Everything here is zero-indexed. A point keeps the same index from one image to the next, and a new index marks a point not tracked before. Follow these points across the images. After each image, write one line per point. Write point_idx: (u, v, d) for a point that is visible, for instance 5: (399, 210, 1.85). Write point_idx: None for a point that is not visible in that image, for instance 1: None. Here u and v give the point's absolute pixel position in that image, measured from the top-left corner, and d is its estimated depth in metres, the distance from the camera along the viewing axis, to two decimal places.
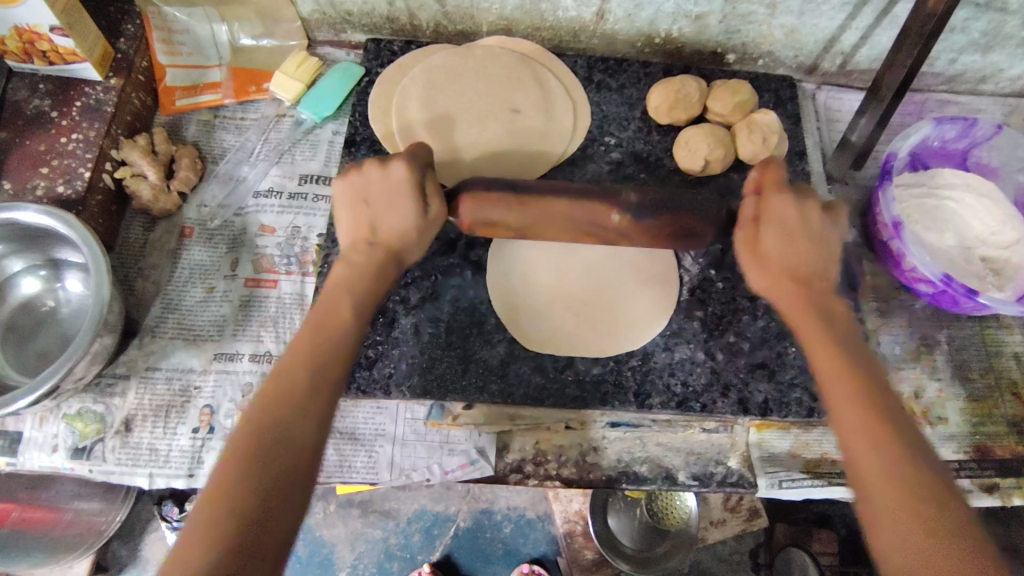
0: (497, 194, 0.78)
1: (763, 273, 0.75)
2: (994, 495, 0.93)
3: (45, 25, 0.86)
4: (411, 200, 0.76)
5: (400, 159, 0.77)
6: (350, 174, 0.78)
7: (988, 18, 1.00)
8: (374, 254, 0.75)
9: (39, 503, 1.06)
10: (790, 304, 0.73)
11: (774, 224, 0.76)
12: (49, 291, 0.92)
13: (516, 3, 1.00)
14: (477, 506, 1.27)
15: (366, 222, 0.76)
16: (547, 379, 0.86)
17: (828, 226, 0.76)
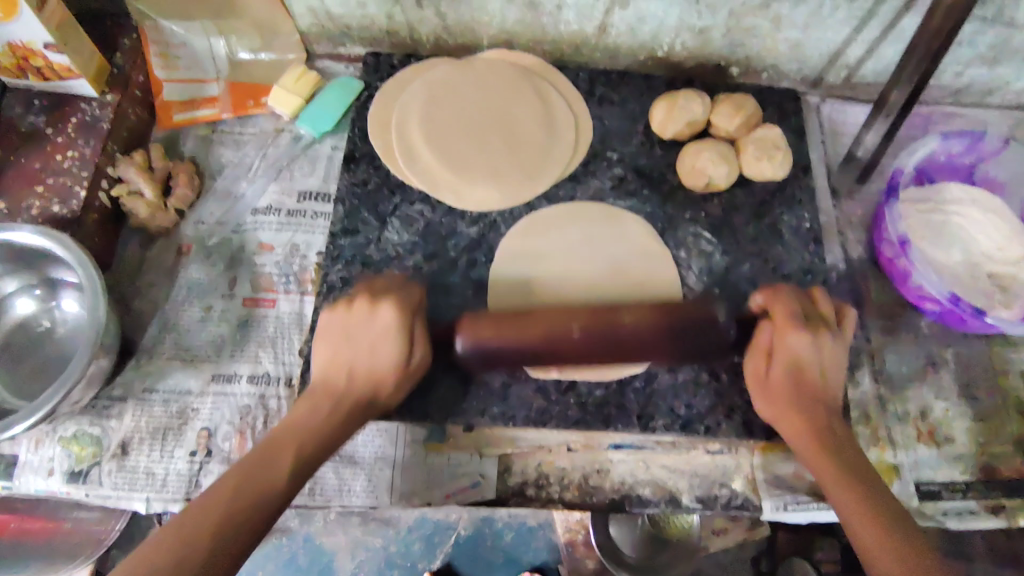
0: (509, 334, 0.76)
1: (778, 409, 0.78)
2: (1002, 516, 0.92)
3: (39, 42, 0.84)
4: (394, 346, 0.75)
5: (388, 303, 0.76)
6: (337, 309, 0.78)
7: (995, 32, 0.98)
8: (342, 403, 0.74)
9: (38, 514, 1.06)
10: (791, 423, 0.77)
11: (784, 358, 0.78)
12: (45, 310, 0.91)
13: (517, 16, 0.99)
14: (478, 514, 1.21)
15: (344, 362, 0.75)
16: (549, 402, 0.84)
17: (837, 354, 0.78)
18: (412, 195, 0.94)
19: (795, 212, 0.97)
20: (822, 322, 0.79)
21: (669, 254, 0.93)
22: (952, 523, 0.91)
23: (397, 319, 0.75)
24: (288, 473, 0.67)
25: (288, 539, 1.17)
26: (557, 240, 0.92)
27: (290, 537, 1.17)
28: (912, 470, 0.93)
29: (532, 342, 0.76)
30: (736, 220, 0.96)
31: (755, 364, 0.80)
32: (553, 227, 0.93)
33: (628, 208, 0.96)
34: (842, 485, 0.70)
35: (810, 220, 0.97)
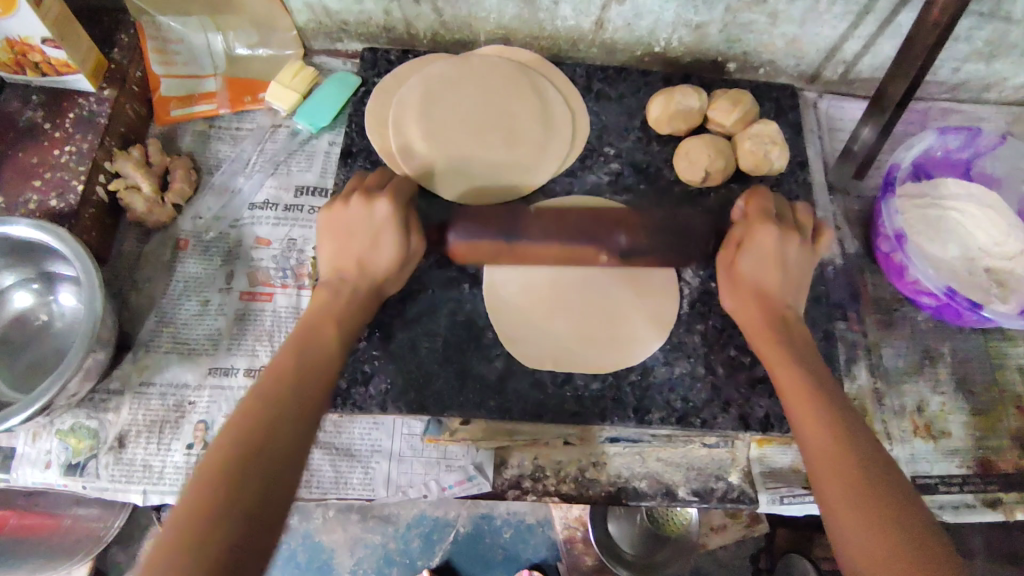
0: (490, 224, 0.82)
1: (742, 305, 0.80)
2: (998, 510, 0.92)
3: (36, 38, 0.85)
4: (393, 237, 0.78)
5: (382, 196, 0.78)
6: (335, 205, 0.80)
7: (992, 27, 0.99)
8: (358, 289, 0.77)
9: (37, 510, 1.04)
10: (755, 326, 0.78)
11: (758, 253, 0.79)
12: (42, 304, 0.91)
13: (514, 12, 0.99)
14: (477, 511, 1.22)
15: (349, 254, 0.78)
16: (545, 395, 0.85)
17: (803, 259, 0.81)
18: None
19: None
20: (791, 222, 0.81)
21: None
22: (948, 517, 0.91)
23: (393, 208, 0.78)
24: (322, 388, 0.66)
25: (287, 536, 1.18)
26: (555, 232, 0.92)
27: (290, 534, 1.18)
28: (908, 464, 0.93)
29: (522, 243, 0.82)
30: None
31: (724, 255, 0.82)
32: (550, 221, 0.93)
33: (624, 202, 0.96)
34: (799, 391, 0.69)
35: None
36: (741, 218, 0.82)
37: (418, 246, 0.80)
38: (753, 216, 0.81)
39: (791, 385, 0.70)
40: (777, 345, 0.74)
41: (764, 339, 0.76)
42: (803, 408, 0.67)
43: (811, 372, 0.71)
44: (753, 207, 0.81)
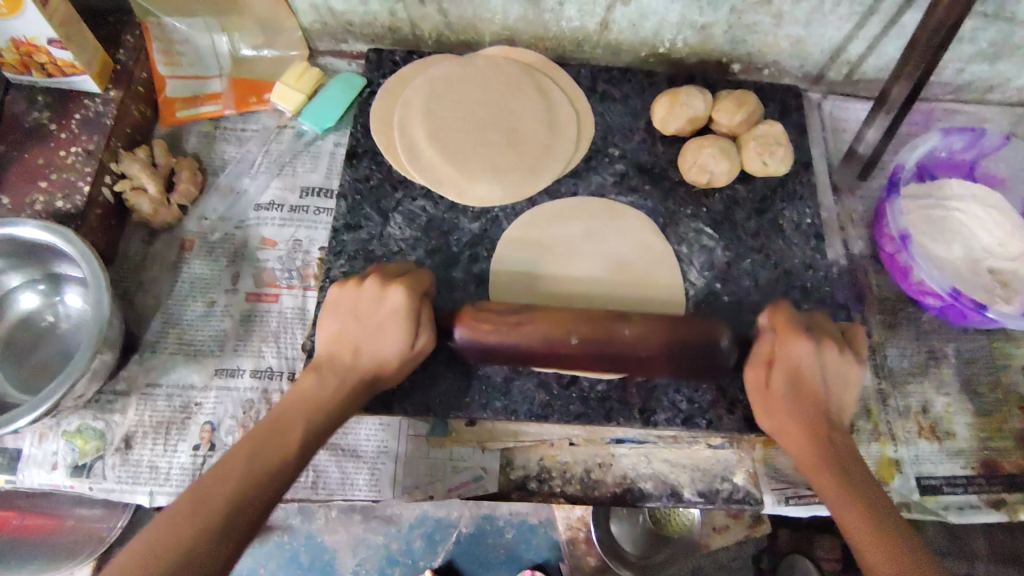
0: (489, 317, 0.77)
1: (781, 426, 0.75)
2: (1003, 511, 0.92)
3: (43, 38, 0.85)
4: (399, 332, 0.73)
5: (399, 284, 0.74)
6: (348, 284, 0.76)
7: (997, 28, 0.99)
8: (352, 378, 0.73)
9: (39, 511, 1.05)
10: (790, 437, 0.74)
11: (791, 371, 0.75)
12: (48, 305, 0.91)
13: (519, 12, 0.99)
14: (480, 512, 1.22)
15: (353, 337, 0.74)
16: (551, 396, 0.85)
17: (846, 367, 0.76)
18: (415, 191, 0.94)
19: (796, 207, 0.98)
20: (823, 326, 0.79)
21: (670, 249, 0.93)
22: (953, 518, 0.91)
23: (408, 301, 0.73)
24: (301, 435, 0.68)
25: (290, 537, 1.18)
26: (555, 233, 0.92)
27: (292, 535, 1.18)
28: (913, 465, 0.94)
29: (527, 325, 0.77)
30: (737, 216, 0.96)
31: (754, 373, 0.78)
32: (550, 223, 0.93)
33: (630, 203, 0.96)
34: (858, 514, 0.67)
35: (812, 215, 0.97)
36: (767, 332, 0.79)
37: (425, 345, 0.75)
38: (784, 337, 0.76)
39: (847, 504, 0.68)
40: (827, 461, 0.71)
41: (807, 450, 0.73)
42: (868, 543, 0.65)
43: (861, 489, 0.69)
44: (780, 320, 0.78)
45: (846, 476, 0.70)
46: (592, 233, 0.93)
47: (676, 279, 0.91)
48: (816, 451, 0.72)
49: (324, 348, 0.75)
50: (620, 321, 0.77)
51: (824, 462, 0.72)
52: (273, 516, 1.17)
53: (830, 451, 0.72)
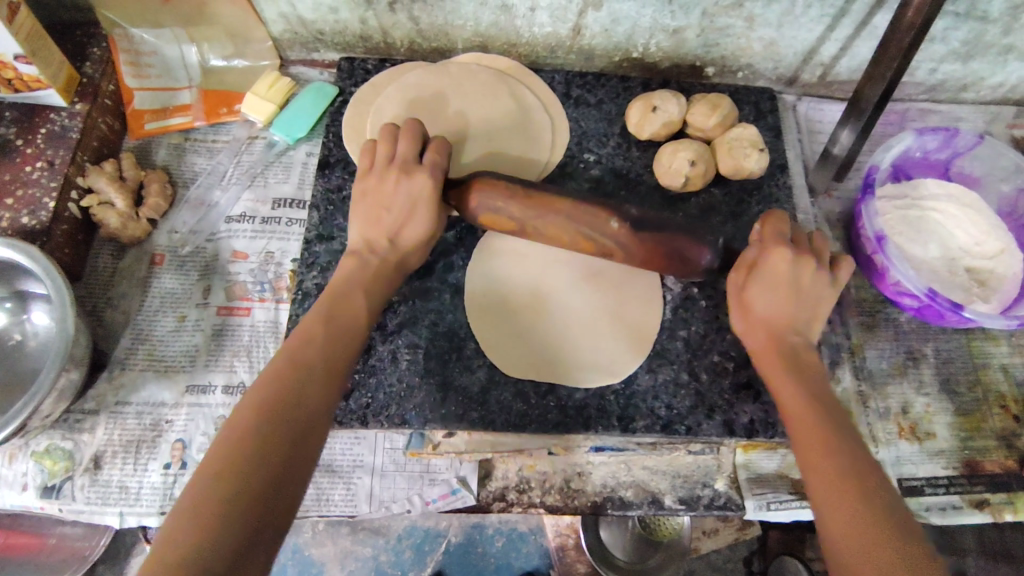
0: (514, 192, 0.79)
1: (749, 327, 0.78)
2: (985, 511, 0.92)
3: (9, 54, 0.83)
4: (429, 213, 0.80)
5: (425, 170, 0.80)
6: (380, 168, 0.82)
7: (968, 27, 0.99)
8: (386, 260, 0.79)
9: (21, 530, 1.03)
10: (768, 358, 0.75)
11: (775, 278, 0.76)
12: (16, 324, 0.89)
13: (491, 19, 0.99)
14: (468, 520, 1.20)
15: (383, 221, 0.80)
16: (528, 406, 0.84)
17: (819, 282, 0.78)
18: None
19: (772, 210, 0.97)
20: (806, 245, 0.79)
21: None
22: (935, 519, 0.91)
23: (434, 182, 0.80)
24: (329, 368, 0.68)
25: (277, 551, 1.16)
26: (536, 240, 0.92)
27: (279, 548, 1.16)
28: (894, 467, 0.93)
29: (533, 218, 0.78)
30: (713, 219, 0.96)
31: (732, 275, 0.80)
32: None
33: None
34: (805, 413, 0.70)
35: (788, 217, 0.97)
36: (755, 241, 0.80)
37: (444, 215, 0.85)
38: (768, 232, 0.79)
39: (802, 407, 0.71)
40: (788, 370, 0.74)
41: (774, 361, 0.75)
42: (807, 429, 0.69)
43: (817, 398, 0.71)
44: (769, 230, 0.79)
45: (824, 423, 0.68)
46: None
47: (654, 285, 0.90)
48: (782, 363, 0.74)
49: (359, 237, 0.81)
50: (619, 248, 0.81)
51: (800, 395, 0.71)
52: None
53: (796, 364, 0.74)
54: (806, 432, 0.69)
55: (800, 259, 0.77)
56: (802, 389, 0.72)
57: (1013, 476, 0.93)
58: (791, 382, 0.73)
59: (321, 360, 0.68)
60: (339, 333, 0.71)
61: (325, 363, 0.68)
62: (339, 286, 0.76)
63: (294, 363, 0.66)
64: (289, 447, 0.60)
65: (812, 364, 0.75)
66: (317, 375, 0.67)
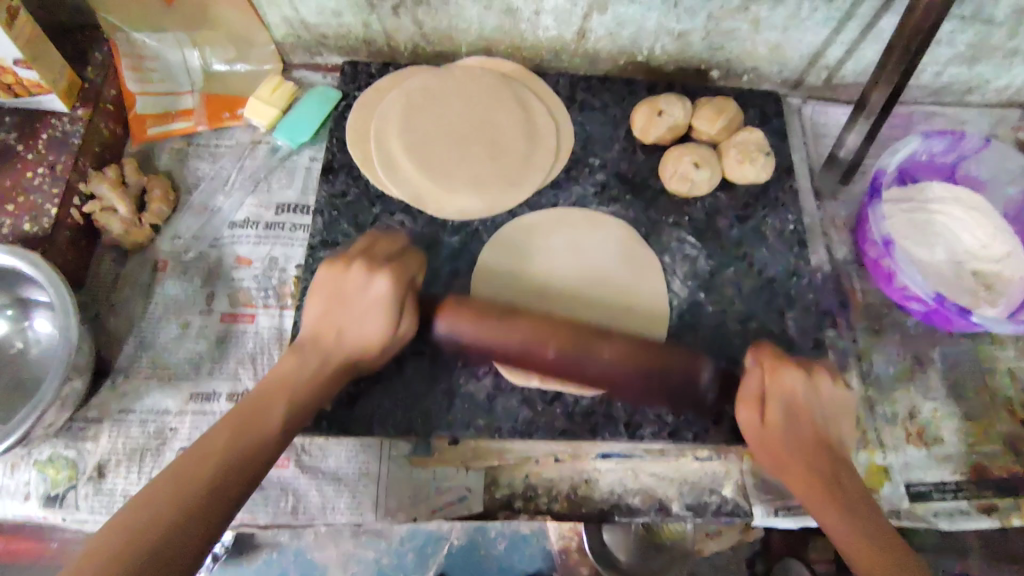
0: (477, 312, 0.80)
1: (779, 456, 0.74)
2: (994, 517, 0.91)
3: (8, 59, 0.83)
4: (383, 320, 0.75)
5: (386, 273, 0.75)
6: (340, 264, 0.77)
7: (974, 30, 0.99)
8: (329, 361, 0.74)
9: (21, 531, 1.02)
10: (805, 488, 0.73)
11: (792, 406, 0.75)
12: (18, 331, 0.89)
13: (495, 23, 0.98)
14: (471, 522, 1.20)
15: (336, 322, 0.76)
16: (535, 412, 0.83)
17: (836, 397, 0.77)
18: (393, 206, 0.93)
19: (778, 214, 0.97)
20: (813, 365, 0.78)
21: (654, 259, 0.92)
22: (943, 524, 0.91)
23: (393, 291, 0.75)
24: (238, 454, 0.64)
25: (279, 554, 1.15)
26: (541, 246, 0.91)
27: (281, 552, 1.15)
28: (902, 472, 0.93)
29: (501, 332, 0.78)
30: (719, 224, 0.96)
31: (743, 409, 0.76)
32: (537, 235, 0.92)
33: (611, 214, 0.95)
34: (870, 548, 0.67)
35: (794, 222, 0.97)
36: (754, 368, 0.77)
37: (409, 330, 0.78)
38: (769, 357, 0.77)
39: (863, 540, 0.67)
40: (831, 499, 0.71)
41: (813, 492, 0.72)
42: (882, 572, 0.65)
43: (871, 521, 0.69)
44: (767, 355, 0.77)
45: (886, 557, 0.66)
46: (576, 244, 0.92)
47: (661, 289, 0.90)
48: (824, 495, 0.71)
49: (308, 330, 0.77)
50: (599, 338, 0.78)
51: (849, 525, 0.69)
52: (264, 535, 1.13)
53: (836, 491, 0.71)
54: (873, 564, 0.65)
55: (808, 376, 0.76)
56: (856, 514, 0.69)
57: (1021, 480, 0.93)
58: (842, 514, 0.69)
59: (212, 473, 0.62)
60: (246, 443, 0.65)
61: (215, 477, 0.62)
62: (263, 390, 0.71)
63: (180, 476, 0.61)
64: (144, 574, 0.54)
65: (853, 480, 0.73)
66: (201, 490, 0.60)
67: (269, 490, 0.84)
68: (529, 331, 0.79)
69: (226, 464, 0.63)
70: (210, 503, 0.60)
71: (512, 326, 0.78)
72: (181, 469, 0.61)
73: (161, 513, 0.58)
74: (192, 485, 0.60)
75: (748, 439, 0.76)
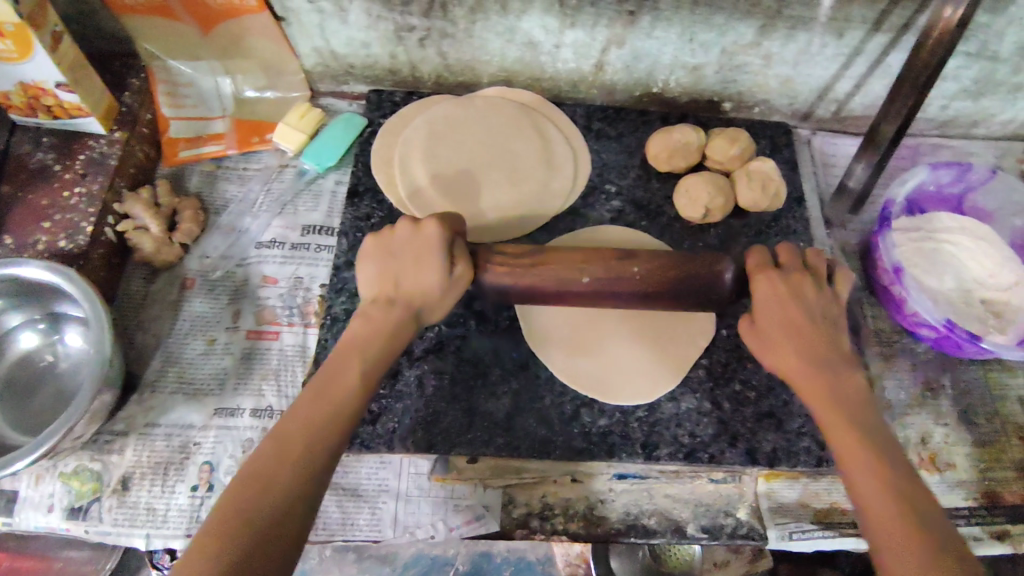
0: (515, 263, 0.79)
1: (772, 349, 0.76)
2: (1006, 542, 0.92)
3: (51, 82, 0.87)
4: (438, 260, 0.74)
5: (429, 218, 0.76)
6: (383, 231, 0.78)
7: (979, 66, 1.03)
8: (394, 315, 0.73)
9: (29, 553, 1.05)
10: (806, 351, 0.73)
11: (762, 309, 0.77)
12: (48, 345, 0.91)
13: (517, 55, 1.02)
14: (477, 549, 1.15)
15: (394, 275, 0.75)
16: (553, 432, 0.85)
17: (814, 298, 0.76)
18: None
19: (790, 241, 1.00)
20: (797, 272, 0.78)
21: None
22: None
23: (442, 232, 0.75)
24: (327, 416, 0.64)
25: None
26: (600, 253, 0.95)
27: None
28: None
29: (546, 285, 0.80)
30: (733, 250, 0.98)
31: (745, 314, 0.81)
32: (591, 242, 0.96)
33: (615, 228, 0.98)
34: (851, 440, 0.67)
35: (805, 249, 0.99)
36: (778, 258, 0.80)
37: (466, 275, 0.76)
38: (751, 266, 0.79)
39: (835, 419, 0.69)
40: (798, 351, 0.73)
41: (822, 348, 0.73)
42: (832, 420, 0.69)
43: (854, 384, 0.71)
44: (751, 263, 0.79)
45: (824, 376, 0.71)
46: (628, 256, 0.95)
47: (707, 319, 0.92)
48: (795, 338, 0.74)
49: (368, 293, 0.76)
50: (627, 260, 0.80)
51: (835, 391, 0.70)
52: None
53: (811, 348, 0.73)
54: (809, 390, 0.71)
55: (771, 281, 0.77)
56: (848, 382, 0.71)
57: None
58: (829, 371, 0.72)
59: (295, 458, 0.61)
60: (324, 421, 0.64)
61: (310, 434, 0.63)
62: (337, 353, 0.70)
63: (274, 448, 0.62)
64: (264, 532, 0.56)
65: (849, 368, 0.73)
66: (296, 460, 0.61)
67: None
68: (557, 276, 0.79)
69: (315, 432, 0.63)
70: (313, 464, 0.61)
71: (551, 275, 0.79)
72: (283, 435, 0.62)
73: (248, 507, 0.58)
74: (289, 456, 0.61)
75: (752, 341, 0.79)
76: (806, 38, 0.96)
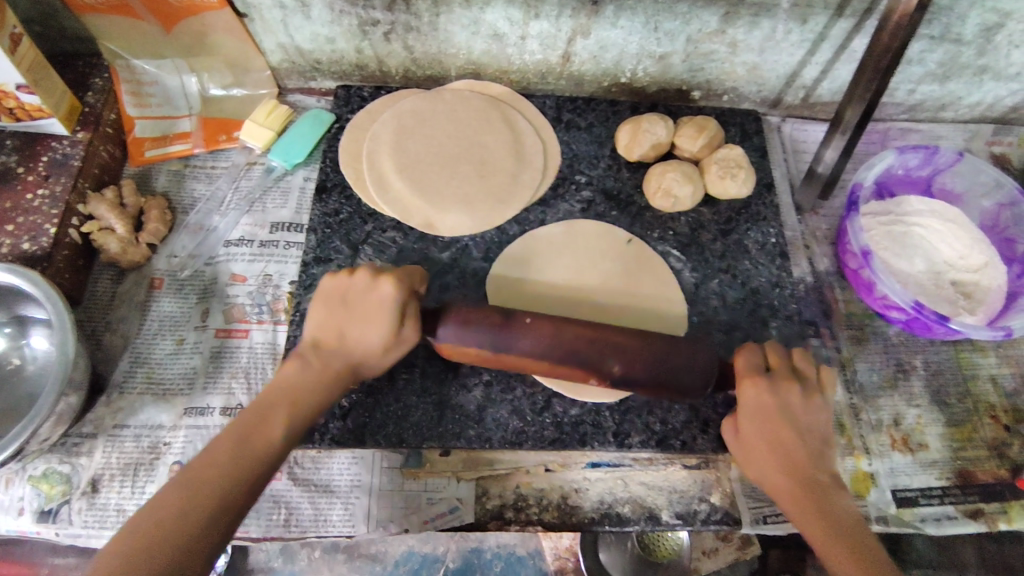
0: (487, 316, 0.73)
1: (763, 470, 0.71)
2: (980, 520, 0.92)
3: (11, 84, 0.86)
4: (384, 324, 0.72)
5: (391, 278, 0.74)
6: (344, 273, 0.76)
7: (943, 49, 1.03)
8: (333, 364, 0.72)
9: (14, 560, 0.99)
10: (794, 470, 0.70)
11: (749, 419, 0.72)
12: (15, 348, 0.90)
13: (483, 47, 1.02)
14: (466, 545, 1.17)
15: (341, 326, 0.73)
16: (525, 423, 0.85)
17: (806, 408, 0.72)
18: (385, 222, 0.95)
19: (760, 228, 1.00)
20: (789, 378, 0.73)
21: (650, 265, 0.95)
22: (930, 530, 0.92)
23: (398, 295, 0.73)
24: (247, 460, 0.65)
25: None
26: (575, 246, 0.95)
27: None
28: (888, 478, 0.94)
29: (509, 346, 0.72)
30: (703, 237, 0.99)
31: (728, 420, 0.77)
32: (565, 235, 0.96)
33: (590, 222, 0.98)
34: (836, 551, 0.64)
35: (775, 235, 0.99)
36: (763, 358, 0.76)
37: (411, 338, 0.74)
38: (739, 369, 0.74)
39: (828, 542, 0.65)
40: (786, 466, 0.70)
41: (808, 465, 0.70)
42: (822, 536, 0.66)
43: (846, 508, 0.68)
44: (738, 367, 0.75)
45: (814, 496, 0.68)
46: (604, 252, 0.95)
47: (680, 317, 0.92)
48: (782, 455, 0.70)
49: (309, 334, 0.74)
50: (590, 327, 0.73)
51: (828, 512, 0.67)
52: (252, 559, 1.11)
53: (799, 464, 0.70)
54: (801, 509, 0.68)
55: (759, 389, 0.72)
56: (840, 506, 0.68)
57: (1006, 485, 0.94)
58: (819, 491, 0.68)
59: (199, 513, 0.60)
60: (243, 460, 0.64)
61: (225, 474, 0.63)
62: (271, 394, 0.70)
63: (188, 482, 0.62)
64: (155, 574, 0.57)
65: (837, 491, 0.69)
66: (205, 500, 0.61)
67: (262, 503, 0.86)
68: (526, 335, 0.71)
69: (230, 473, 0.63)
70: (221, 507, 0.61)
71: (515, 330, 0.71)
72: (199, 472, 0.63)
73: (133, 559, 0.57)
74: (199, 495, 0.61)
75: (737, 451, 0.75)
76: (770, 25, 0.96)
